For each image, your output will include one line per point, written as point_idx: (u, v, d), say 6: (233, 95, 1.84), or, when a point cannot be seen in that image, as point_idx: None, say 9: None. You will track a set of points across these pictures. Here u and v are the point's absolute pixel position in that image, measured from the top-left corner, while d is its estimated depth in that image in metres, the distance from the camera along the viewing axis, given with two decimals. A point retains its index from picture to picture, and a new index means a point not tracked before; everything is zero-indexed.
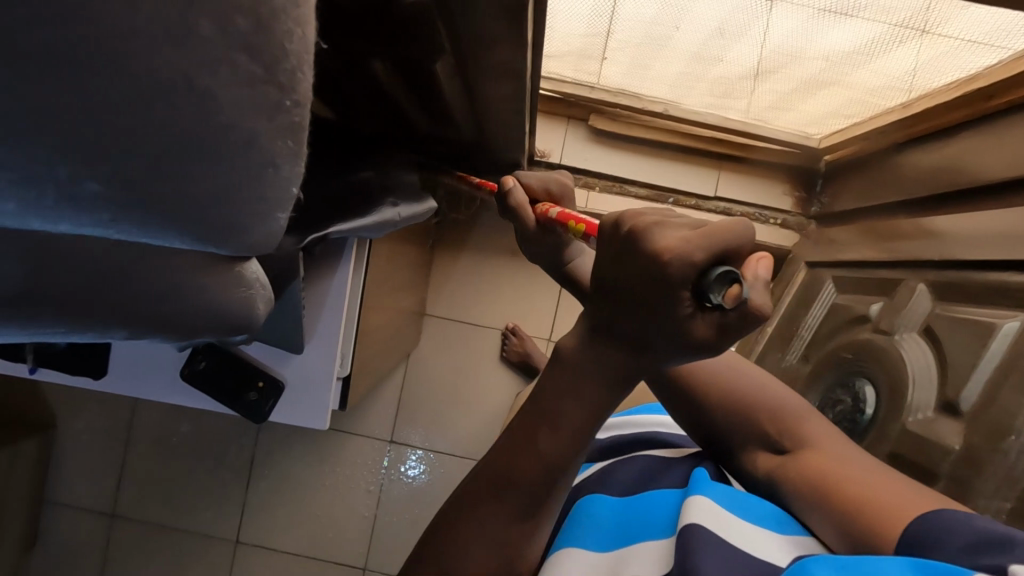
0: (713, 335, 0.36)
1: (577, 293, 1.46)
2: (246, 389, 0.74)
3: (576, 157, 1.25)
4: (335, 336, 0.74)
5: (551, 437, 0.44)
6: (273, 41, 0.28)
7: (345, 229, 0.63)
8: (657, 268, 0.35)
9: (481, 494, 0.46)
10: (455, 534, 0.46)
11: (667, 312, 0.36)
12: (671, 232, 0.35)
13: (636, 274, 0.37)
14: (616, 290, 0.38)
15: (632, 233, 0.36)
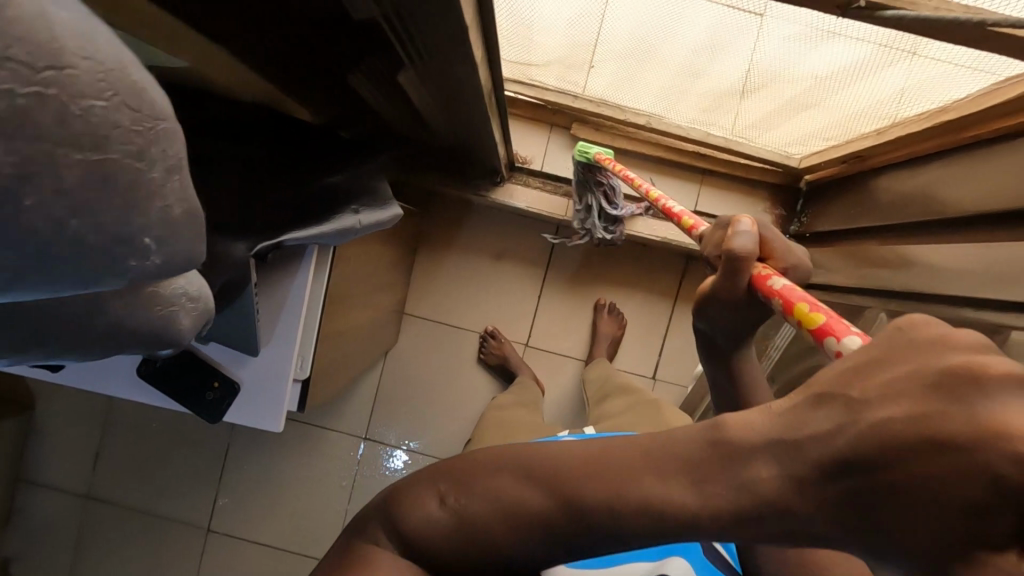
0: (948, 530, 0.23)
1: (556, 300, 1.47)
2: (202, 388, 0.75)
3: (557, 165, 1.25)
4: (293, 340, 0.75)
5: (670, 494, 0.28)
6: (85, 120, 0.24)
7: (300, 237, 0.64)
8: (894, 391, 0.24)
9: (552, 479, 0.31)
10: (493, 482, 0.32)
11: (894, 496, 0.23)
12: (901, 372, 0.24)
13: (807, 413, 0.26)
14: (788, 416, 0.27)
15: (873, 338, 0.26)
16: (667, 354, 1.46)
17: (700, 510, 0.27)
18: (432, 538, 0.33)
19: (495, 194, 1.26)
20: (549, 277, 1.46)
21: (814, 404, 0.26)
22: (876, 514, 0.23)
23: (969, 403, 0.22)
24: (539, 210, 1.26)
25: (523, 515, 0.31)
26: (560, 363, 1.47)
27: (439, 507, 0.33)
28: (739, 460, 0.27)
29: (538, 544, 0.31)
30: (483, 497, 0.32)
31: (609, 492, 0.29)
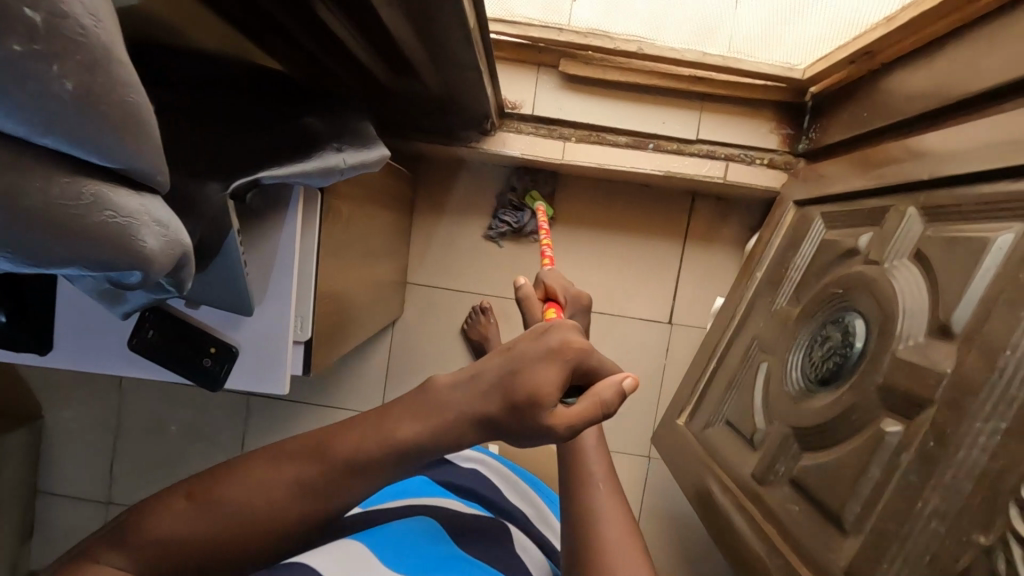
0: (574, 414, 0.51)
1: (560, 253, 1.42)
2: (198, 356, 0.70)
3: (548, 108, 1.19)
4: (289, 295, 0.71)
5: (379, 439, 0.53)
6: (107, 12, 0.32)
7: (279, 173, 0.59)
8: (562, 349, 0.52)
9: (291, 453, 0.55)
10: (246, 468, 0.55)
11: (502, 425, 0.52)
12: (577, 343, 0.53)
13: (549, 359, 0.51)
14: (522, 351, 0.52)
15: (546, 327, 0.54)
16: (681, 296, 1.41)
17: (399, 438, 0.53)
18: (182, 523, 0.53)
19: (486, 144, 1.21)
20: (551, 230, 1.41)
21: (539, 355, 0.51)
22: (560, 416, 0.50)
23: (595, 366, 0.55)
24: (535, 155, 1.21)
25: (273, 486, 0.53)
26: None
27: (187, 500, 0.54)
28: (388, 422, 0.54)
29: (292, 486, 0.53)
30: (242, 481, 0.54)
31: (327, 455, 0.53)
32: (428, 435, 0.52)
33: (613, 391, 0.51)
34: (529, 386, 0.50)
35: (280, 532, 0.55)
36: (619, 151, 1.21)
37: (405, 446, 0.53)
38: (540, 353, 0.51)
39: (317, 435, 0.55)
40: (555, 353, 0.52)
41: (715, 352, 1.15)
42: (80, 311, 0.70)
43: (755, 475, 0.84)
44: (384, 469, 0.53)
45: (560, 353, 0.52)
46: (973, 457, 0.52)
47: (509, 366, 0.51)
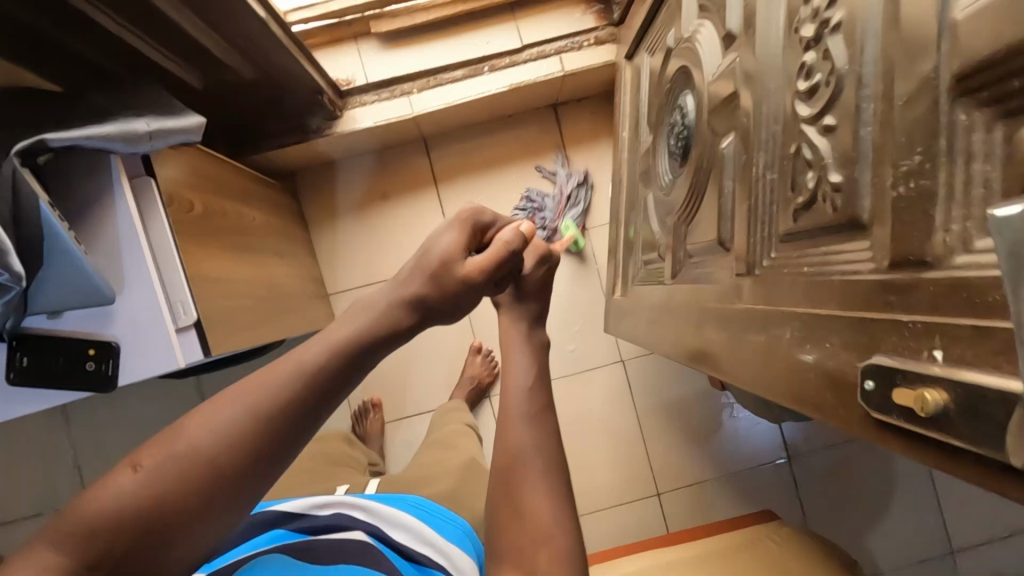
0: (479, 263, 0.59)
1: (458, 206, 1.44)
2: (78, 363, 0.69)
3: (380, 72, 1.23)
4: (145, 271, 0.70)
5: (340, 340, 0.50)
6: None
7: (65, 135, 0.60)
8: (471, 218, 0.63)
9: (233, 396, 0.46)
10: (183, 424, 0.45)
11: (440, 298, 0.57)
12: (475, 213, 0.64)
13: (461, 229, 0.62)
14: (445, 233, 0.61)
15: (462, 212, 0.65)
16: (584, 199, 1.44)
17: (355, 339, 0.51)
18: (122, 502, 0.42)
19: (338, 127, 1.24)
20: (441, 189, 1.44)
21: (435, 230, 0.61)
22: (474, 263, 0.59)
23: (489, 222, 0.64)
24: (387, 120, 1.25)
25: (227, 429, 0.45)
26: None
27: (137, 472, 0.43)
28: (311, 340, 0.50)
29: (239, 425, 0.45)
30: (184, 436, 0.44)
31: (272, 382, 0.46)
32: (369, 329, 0.52)
33: (512, 232, 0.62)
34: (442, 248, 0.58)
35: (256, 479, 0.45)
36: (460, 85, 1.26)
37: (334, 354, 0.49)
38: (440, 227, 0.61)
39: (267, 369, 0.48)
40: (457, 221, 0.62)
41: (620, 219, 1.18)
42: None
43: (669, 276, 0.85)
44: (323, 390, 0.48)
45: (462, 223, 0.62)
46: (771, 103, 0.54)
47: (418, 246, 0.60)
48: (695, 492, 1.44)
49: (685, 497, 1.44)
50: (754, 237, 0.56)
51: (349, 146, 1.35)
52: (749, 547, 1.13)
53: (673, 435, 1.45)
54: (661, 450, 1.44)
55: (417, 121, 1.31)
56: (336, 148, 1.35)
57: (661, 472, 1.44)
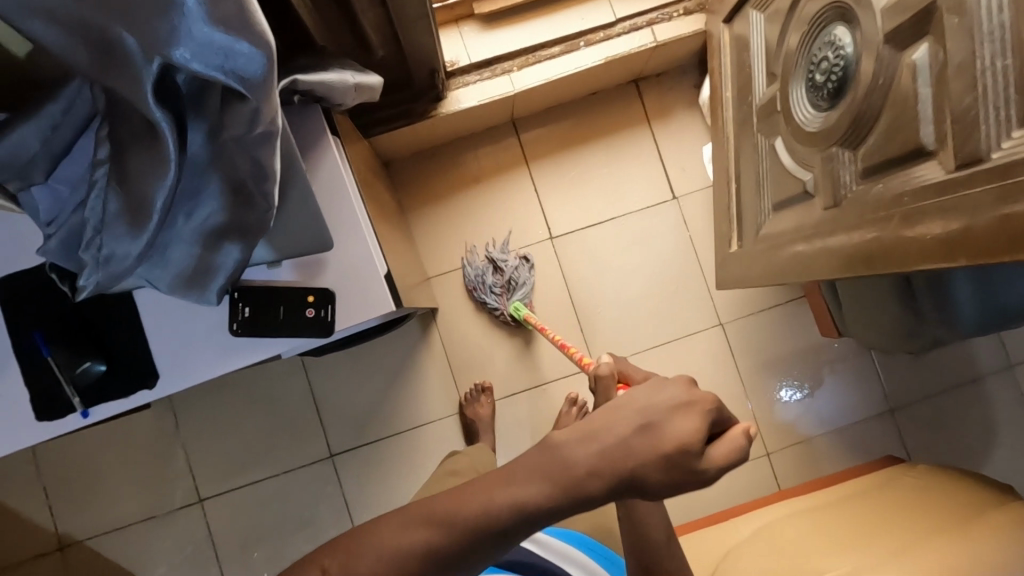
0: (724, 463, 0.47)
1: (549, 184, 1.47)
2: (297, 311, 0.71)
3: (481, 53, 1.28)
4: (355, 218, 0.73)
5: (513, 500, 0.47)
6: None
7: (308, 79, 0.64)
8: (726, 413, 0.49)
9: (417, 521, 0.47)
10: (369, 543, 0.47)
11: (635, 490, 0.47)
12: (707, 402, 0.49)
13: (680, 416, 0.48)
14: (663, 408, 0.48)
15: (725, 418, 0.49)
16: (670, 170, 1.48)
17: (532, 504, 0.46)
18: None
19: (443, 108, 1.27)
20: (531, 170, 1.47)
21: (668, 408, 0.48)
22: (710, 461, 0.47)
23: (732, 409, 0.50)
24: (490, 98, 1.29)
25: (397, 555, 0.46)
26: (588, 235, 1.47)
27: None
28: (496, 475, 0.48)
29: (412, 549, 0.46)
30: (366, 557, 0.47)
31: (447, 520, 0.47)
32: (551, 498, 0.46)
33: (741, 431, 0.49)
34: (673, 441, 0.46)
35: None
36: (558, 60, 1.30)
37: (547, 505, 0.46)
38: (668, 406, 0.48)
39: (451, 500, 0.48)
40: (690, 402, 0.48)
41: (730, 177, 1.21)
42: (171, 324, 0.71)
43: (827, 206, 0.88)
44: (492, 539, 0.46)
45: (697, 404, 0.48)
46: None
47: (642, 421, 0.47)
48: (803, 450, 1.45)
49: (794, 455, 1.45)
50: (980, 126, 0.60)
51: (446, 129, 1.38)
52: (892, 482, 1.13)
53: (775, 395, 1.47)
54: (766, 411, 1.46)
55: (516, 100, 1.35)
56: (434, 133, 1.38)
57: (768, 433, 1.46)
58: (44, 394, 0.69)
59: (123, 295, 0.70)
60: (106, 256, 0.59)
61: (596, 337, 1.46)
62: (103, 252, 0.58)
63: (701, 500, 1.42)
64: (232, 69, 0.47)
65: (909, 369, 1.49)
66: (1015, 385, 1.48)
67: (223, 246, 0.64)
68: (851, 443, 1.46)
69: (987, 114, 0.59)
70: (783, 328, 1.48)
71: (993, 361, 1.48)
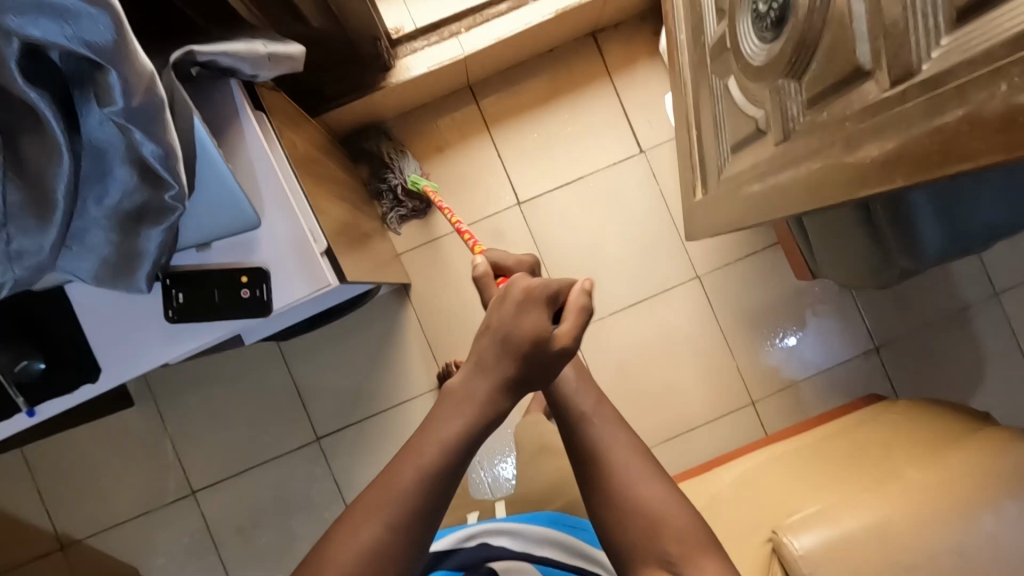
0: (575, 331, 0.56)
1: (513, 149, 1.44)
2: (232, 292, 0.69)
3: (425, 17, 1.26)
4: (283, 193, 0.70)
5: (396, 503, 0.52)
6: None
7: (208, 49, 0.62)
8: (555, 293, 0.57)
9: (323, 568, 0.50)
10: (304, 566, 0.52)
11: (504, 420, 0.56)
12: (532, 293, 0.56)
13: (524, 313, 0.55)
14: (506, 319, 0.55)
15: (558, 297, 0.58)
16: (636, 123, 1.44)
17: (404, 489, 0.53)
18: None
19: (392, 78, 1.24)
20: (494, 135, 1.44)
21: (515, 312, 0.55)
22: (564, 335, 0.56)
23: (559, 284, 0.58)
24: (440, 63, 1.25)
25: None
26: (557, 197, 1.44)
27: None
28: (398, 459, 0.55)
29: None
30: None
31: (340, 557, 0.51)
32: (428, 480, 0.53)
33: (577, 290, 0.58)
34: (531, 334, 0.54)
35: None
36: (506, 18, 1.27)
37: (426, 485, 0.53)
38: (515, 308, 0.55)
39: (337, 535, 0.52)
40: (529, 300, 0.56)
41: (690, 123, 1.18)
42: (109, 315, 0.70)
43: (779, 141, 0.85)
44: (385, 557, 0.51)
45: (530, 294, 0.56)
46: None
47: (501, 334, 0.55)
48: (790, 395, 1.44)
49: (781, 401, 1.44)
50: (910, 37, 0.57)
51: (401, 100, 1.35)
52: (872, 419, 1.12)
53: (758, 344, 1.45)
54: (750, 360, 1.45)
55: (468, 65, 1.31)
56: (388, 105, 1.34)
57: (754, 382, 1.45)
58: None
59: (54, 288, 0.69)
60: (17, 252, 0.57)
61: None
62: (12, 247, 0.56)
63: (690, 452, 1.43)
64: (77, 33, 0.45)
65: (893, 306, 1.47)
66: (1001, 312, 1.46)
67: (143, 230, 0.63)
68: (837, 384, 1.45)
69: (915, 23, 0.56)
70: (762, 274, 1.45)
71: (979, 290, 1.46)
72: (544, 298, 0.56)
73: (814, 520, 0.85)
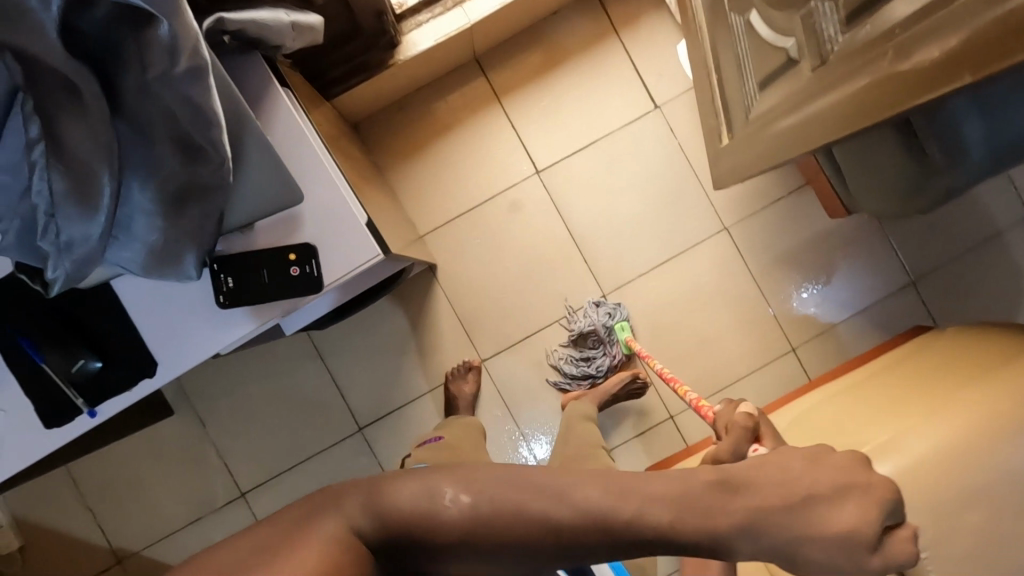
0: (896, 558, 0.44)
1: (525, 117, 1.42)
2: (281, 271, 0.68)
3: None
4: (321, 166, 0.69)
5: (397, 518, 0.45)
6: None
7: (236, 17, 0.60)
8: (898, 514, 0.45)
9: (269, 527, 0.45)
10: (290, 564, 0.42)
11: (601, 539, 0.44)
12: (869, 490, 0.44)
13: (861, 506, 0.43)
14: (833, 494, 0.44)
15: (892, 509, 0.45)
16: (648, 79, 1.41)
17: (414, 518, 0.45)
18: None
19: (399, 55, 1.22)
20: (504, 105, 1.41)
21: (836, 489, 0.44)
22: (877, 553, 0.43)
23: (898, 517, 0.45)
24: (446, 35, 1.22)
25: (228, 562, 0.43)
26: (574, 162, 1.42)
27: None
28: (441, 485, 0.46)
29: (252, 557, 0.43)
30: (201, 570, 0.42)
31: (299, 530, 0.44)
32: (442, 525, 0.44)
33: (909, 543, 0.44)
34: (827, 519, 0.43)
35: None
36: None
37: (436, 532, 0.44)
38: (836, 488, 0.44)
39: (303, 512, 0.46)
40: (853, 486, 0.44)
41: (709, 69, 1.15)
42: (158, 308, 0.69)
43: (813, 65, 0.82)
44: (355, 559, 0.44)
45: (876, 510, 0.43)
46: None
47: (795, 495, 0.44)
48: (828, 339, 1.43)
49: (819, 345, 1.43)
50: None
51: (409, 78, 1.33)
52: (922, 349, 1.10)
53: (792, 290, 1.43)
54: (785, 306, 1.43)
55: (474, 35, 1.29)
56: (396, 84, 1.32)
57: (791, 329, 1.43)
58: (43, 399, 0.67)
59: (100, 286, 0.68)
60: (67, 242, 0.56)
61: (600, 264, 1.42)
62: (61, 238, 0.55)
63: None
64: None
65: (926, 239, 1.45)
66: None
67: (188, 212, 0.61)
68: (874, 323, 1.43)
69: None
70: (789, 219, 1.43)
71: (1011, 213, 1.43)
72: (888, 506, 0.44)
73: (886, 439, 0.84)
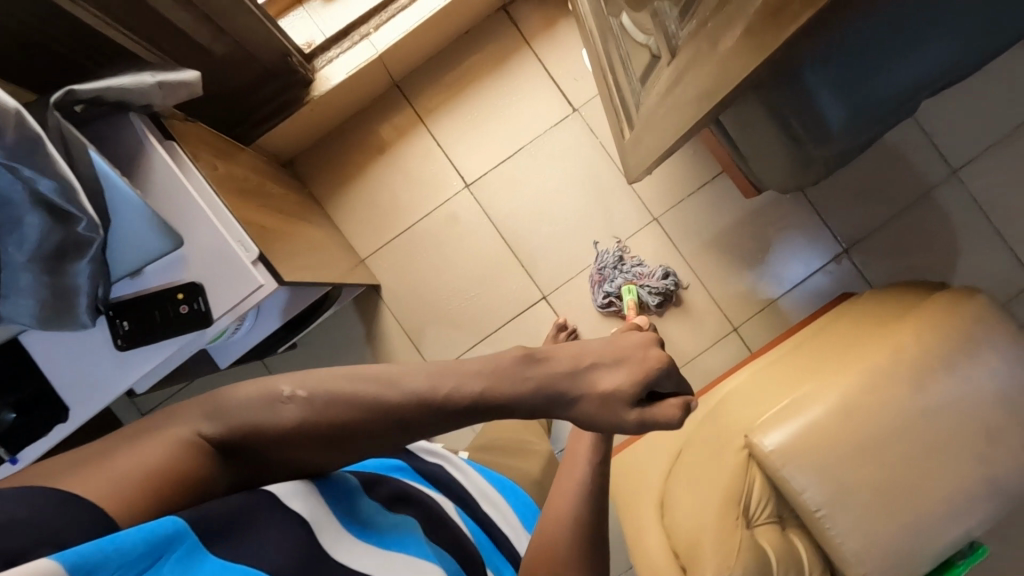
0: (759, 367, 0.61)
1: (449, 134, 1.47)
2: (171, 310, 0.73)
3: (331, 24, 1.28)
4: (199, 209, 0.75)
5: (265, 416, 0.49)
6: None
7: (89, 85, 0.67)
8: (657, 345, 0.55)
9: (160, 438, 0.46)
10: (153, 441, 0.46)
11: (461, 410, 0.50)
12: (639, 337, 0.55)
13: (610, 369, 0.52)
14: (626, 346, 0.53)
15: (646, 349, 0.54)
16: (563, 83, 1.46)
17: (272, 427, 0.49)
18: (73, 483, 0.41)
19: (313, 91, 1.28)
20: (428, 125, 1.47)
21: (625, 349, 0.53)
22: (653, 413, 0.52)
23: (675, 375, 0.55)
24: (357, 66, 1.28)
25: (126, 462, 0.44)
26: (502, 171, 1.47)
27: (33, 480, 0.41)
28: (277, 382, 0.50)
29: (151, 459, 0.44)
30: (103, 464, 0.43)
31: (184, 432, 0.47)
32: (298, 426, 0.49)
33: (679, 401, 0.53)
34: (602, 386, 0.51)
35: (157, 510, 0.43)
36: (409, 10, 1.29)
37: (307, 416, 0.49)
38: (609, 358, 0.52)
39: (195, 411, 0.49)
40: (629, 359, 0.52)
41: (604, 68, 1.19)
42: (65, 355, 0.74)
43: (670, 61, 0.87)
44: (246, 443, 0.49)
45: (644, 378, 0.51)
46: None
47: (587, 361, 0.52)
48: (769, 313, 1.45)
49: (761, 320, 1.45)
50: None
51: (332, 110, 1.38)
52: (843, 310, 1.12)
53: (730, 270, 1.46)
54: (724, 286, 1.46)
55: (386, 62, 1.35)
56: (319, 117, 1.37)
57: (731, 308, 1.46)
58: None
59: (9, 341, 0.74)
60: None
61: (536, 268, 1.46)
62: None
63: None
64: None
65: (857, 203, 1.47)
66: (963, 188, 1.45)
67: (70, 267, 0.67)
68: (812, 292, 1.46)
69: None
70: (718, 200, 1.47)
71: (937, 171, 1.46)
72: (658, 377, 0.52)
73: (797, 404, 0.86)
